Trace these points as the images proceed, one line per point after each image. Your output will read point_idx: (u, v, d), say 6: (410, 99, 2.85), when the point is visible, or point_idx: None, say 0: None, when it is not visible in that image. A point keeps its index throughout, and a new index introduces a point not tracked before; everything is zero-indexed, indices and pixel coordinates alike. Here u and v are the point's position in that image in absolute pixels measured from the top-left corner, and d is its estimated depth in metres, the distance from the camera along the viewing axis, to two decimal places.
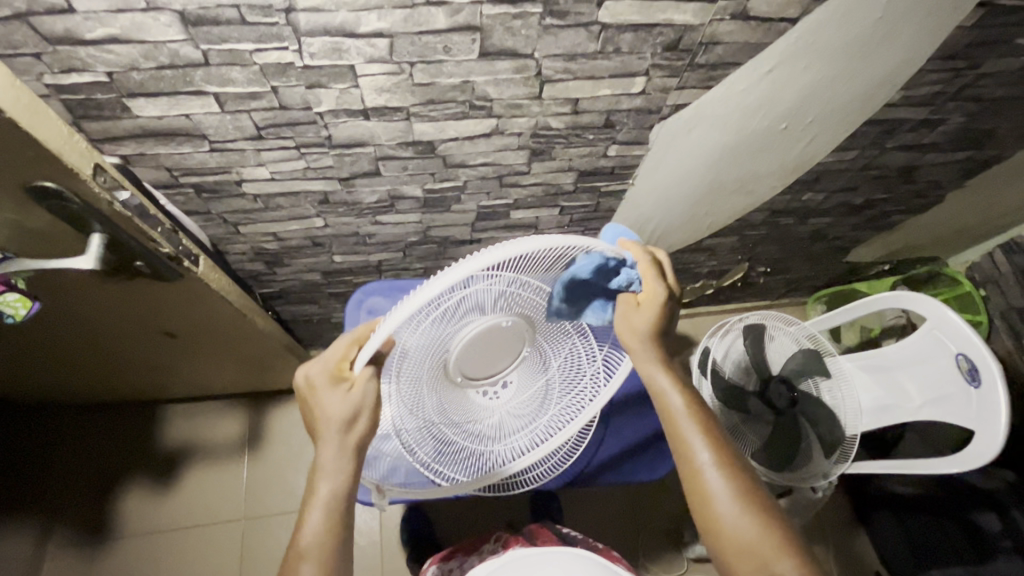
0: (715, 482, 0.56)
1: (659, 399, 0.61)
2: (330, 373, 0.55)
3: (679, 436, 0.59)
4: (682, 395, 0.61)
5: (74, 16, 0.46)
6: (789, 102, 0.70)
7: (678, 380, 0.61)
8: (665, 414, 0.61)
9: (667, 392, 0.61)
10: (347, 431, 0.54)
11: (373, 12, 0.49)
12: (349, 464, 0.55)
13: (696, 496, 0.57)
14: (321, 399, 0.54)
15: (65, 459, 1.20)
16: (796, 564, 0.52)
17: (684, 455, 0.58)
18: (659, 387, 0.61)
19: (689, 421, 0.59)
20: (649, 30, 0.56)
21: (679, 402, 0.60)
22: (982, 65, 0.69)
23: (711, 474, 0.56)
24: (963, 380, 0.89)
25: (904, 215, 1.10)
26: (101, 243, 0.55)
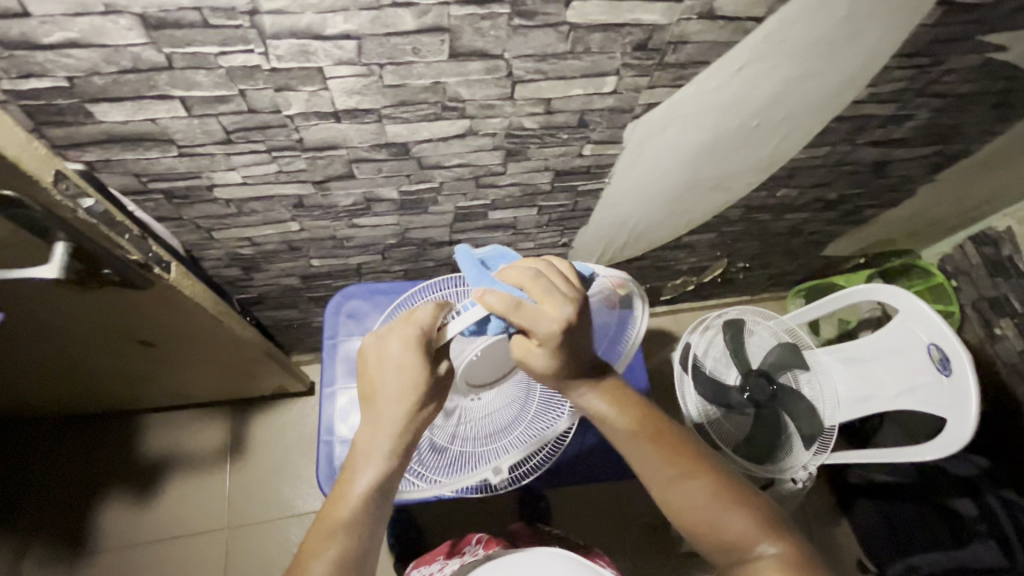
0: (685, 486, 0.57)
1: (603, 423, 0.61)
2: (414, 343, 0.57)
3: (635, 454, 0.59)
4: (622, 412, 0.61)
5: (30, 20, 0.45)
6: (760, 100, 0.71)
7: (614, 398, 0.61)
8: (614, 436, 0.61)
9: (608, 415, 0.60)
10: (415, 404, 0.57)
11: (340, 13, 0.49)
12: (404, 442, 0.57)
13: (667, 507, 0.57)
14: (396, 365, 0.57)
15: (41, 473, 1.18)
16: (773, 548, 0.52)
17: (646, 469, 0.59)
18: (598, 413, 0.61)
19: (635, 441, 0.59)
20: (618, 30, 0.56)
21: (619, 424, 0.60)
22: (945, 62, 0.70)
23: (678, 480, 0.57)
24: (936, 369, 0.91)
25: (877, 209, 1.12)
26: (67, 251, 0.54)
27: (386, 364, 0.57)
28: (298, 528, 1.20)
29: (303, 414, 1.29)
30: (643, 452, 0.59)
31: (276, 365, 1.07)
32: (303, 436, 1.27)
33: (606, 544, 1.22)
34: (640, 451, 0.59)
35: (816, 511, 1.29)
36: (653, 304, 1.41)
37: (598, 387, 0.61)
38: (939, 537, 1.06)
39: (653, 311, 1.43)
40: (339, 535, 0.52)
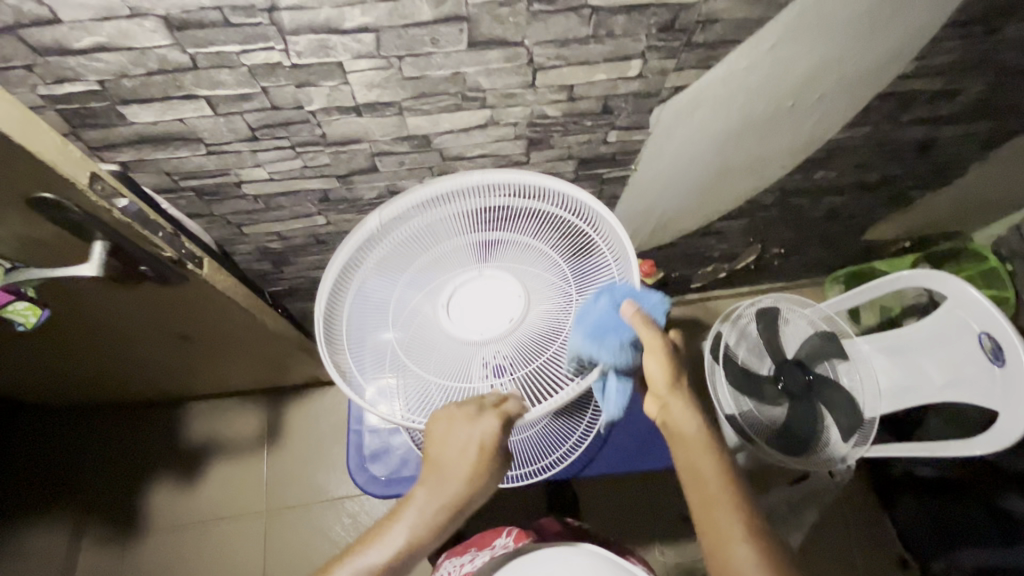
0: (744, 557, 0.51)
1: (684, 457, 0.58)
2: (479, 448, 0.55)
3: (704, 503, 0.55)
4: (707, 462, 0.57)
5: (61, 26, 0.46)
6: (795, 79, 0.67)
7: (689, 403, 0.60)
8: (687, 476, 0.58)
9: (693, 453, 0.58)
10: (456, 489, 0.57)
11: (357, 7, 0.48)
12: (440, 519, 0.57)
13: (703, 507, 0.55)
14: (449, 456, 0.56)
15: (96, 456, 1.25)
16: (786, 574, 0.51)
17: (711, 525, 0.54)
18: (687, 448, 0.58)
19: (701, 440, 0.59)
20: (642, 11, 0.54)
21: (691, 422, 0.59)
22: (1002, 30, 0.65)
23: (739, 547, 0.52)
24: (986, 360, 0.86)
25: (923, 190, 1.06)
26: (104, 250, 0.56)
27: (448, 453, 0.56)
28: (333, 512, 1.24)
29: (335, 403, 1.32)
30: (708, 508, 0.55)
31: (307, 356, 1.10)
32: (335, 424, 1.30)
33: (636, 535, 1.21)
34: (711, 502, 0.55)
35: (854, 504, 1.25)
36: (683, 292, 1.38)
37: (700, 431, 0.59)
38: (987, 534, 1.01)
39: (683, 298, 1.40)
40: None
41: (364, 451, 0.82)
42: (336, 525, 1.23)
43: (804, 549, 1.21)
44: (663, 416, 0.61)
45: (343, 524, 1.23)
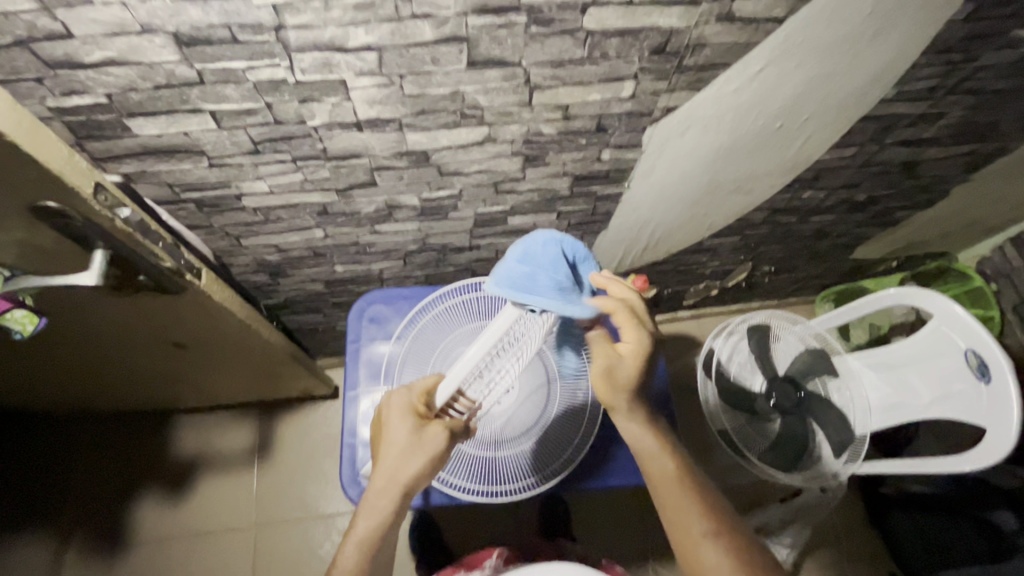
0: (708, 550, 0.56)
1: (645, 461, 0.62)
2: (410, 414, 0.60)
3: (668, 504, 0.59)
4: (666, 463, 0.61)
5: (73, 41, 0.47)
6: (781, 102, 0.70)
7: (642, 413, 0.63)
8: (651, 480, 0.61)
9: (652, 455, 0.61)
10: (399, 464, 0.58)
11: (361, 27, 0.50)
12: (394, 496, 0.57)
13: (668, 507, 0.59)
14: (389, 430, 0.60)
15: (81, 471, 1.22)
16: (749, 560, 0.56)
17: (677, 522, 0.58)
18: (644, 452, 0.62)
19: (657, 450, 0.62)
20: (635, 35, 0.56)
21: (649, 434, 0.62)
22: (978, 58, 0.68)
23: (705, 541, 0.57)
24: (973, 376, 0.88)
25: (907, 211, 1.09)
26: (105, 259, 0.57)
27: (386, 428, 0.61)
28: (323, 528, 1.22)
29: (328, 417, 1.31)
30: (673, 507, 0.59)
31: (300, 369, 1.10)
32: (328, 438, 1.30)
33: (631, 552, 1.20)
34: (674, 500, 0.59)
35: (846, 522, 1.25)
36: (676, 309, 1.40)
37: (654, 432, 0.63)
38: (976, 550, 1.01)
39: (676, 315, 1.42)
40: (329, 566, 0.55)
41: (359, 464, 0.82)
42: (325, 542, 1.21)
43: (797, 566, 1.21)
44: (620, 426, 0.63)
45: (334, 541, 1.21)
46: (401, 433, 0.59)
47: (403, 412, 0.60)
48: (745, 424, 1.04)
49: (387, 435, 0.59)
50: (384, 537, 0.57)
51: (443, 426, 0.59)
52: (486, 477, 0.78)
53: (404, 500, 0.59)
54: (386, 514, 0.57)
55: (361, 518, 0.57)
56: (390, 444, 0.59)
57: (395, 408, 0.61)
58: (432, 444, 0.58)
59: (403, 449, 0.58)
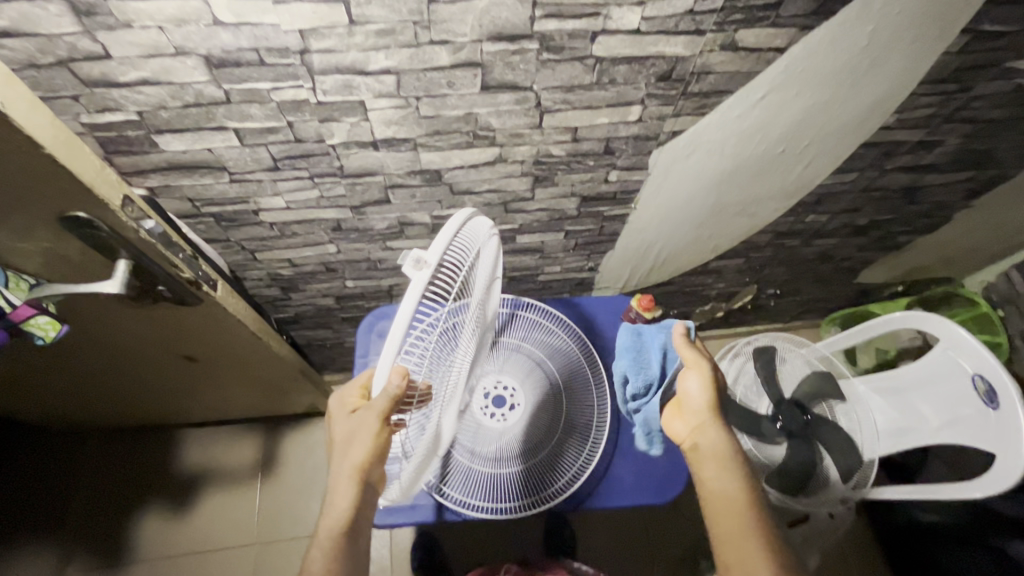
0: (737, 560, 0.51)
1: (707, 483, 0.58)
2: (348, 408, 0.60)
3: (726, 526, 0.54)
4: (731, 485, 0.57)
5: (110, 61, 0.50)
6: (784, 127, 0.72)
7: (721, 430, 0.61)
8: (712, 502, 0.57)
9: (718, 476, 0.58)
10: (340, 451, 0.56)
11: (381, 51, 0.53)
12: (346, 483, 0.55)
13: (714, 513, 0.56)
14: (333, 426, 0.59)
15: (85, 482, 1.23)
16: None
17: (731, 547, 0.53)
18: (709, 473, 0.58)
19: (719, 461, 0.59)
20: (642, 62, 0.59)
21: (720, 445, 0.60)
22: (975, 88, 0.70)
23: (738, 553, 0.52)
24: (980, 402, 0.87)
25: (911, 236, 1.10)
26: (126, 269, 0.58)
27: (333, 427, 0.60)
28: None
29: None
30: (731, 528, 0.54)
31: (307, 383, 1.10)
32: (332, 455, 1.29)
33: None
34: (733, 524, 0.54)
35: (856, 551, 1.23)
36: None
37: (730, 456, 0.59)
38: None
39: None
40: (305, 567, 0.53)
41: None
42: None
43: None
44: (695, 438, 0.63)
45: None
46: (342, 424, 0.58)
47: (343, 409, 0.60)
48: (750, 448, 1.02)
49: (330, 433, 0.59)
50: (347, 528, 0.54)
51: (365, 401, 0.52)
52: (486, 493, 0.78)
53: (363, 487, 0.56)
54: (344, 506, 0.54)
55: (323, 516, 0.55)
56: (334, 440, 0.58)
57: (335, 409, 0.61)
58: (362, 425, 0.54)
59: (342, 438, 0.56)
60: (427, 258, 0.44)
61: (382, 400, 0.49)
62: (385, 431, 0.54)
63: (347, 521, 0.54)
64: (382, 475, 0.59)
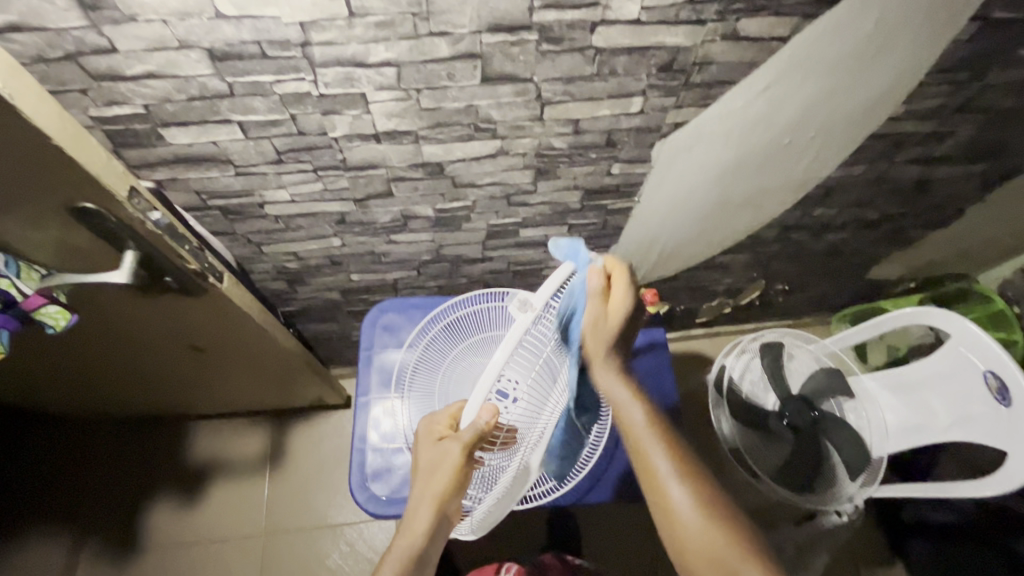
0: (678, 494, 0.58)
1: (617, 412, 0.63)
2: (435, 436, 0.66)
3: (642, 450, 0.60)
4: (640, 410, 0.62)
5: (116, 55, 0.51)
6: (790, 118, 0.71)
7: (637, 394, 0.64)
8: (625, 428, 0.62)
9: (625, 405, 0.63)
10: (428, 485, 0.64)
11: (381, 43, 0.53)
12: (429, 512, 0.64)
13: (642, 467, 0.60)
14: (421, 449, 0.67)
15: (98, 471, 1.25)
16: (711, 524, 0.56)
17: (648, 464, 0.60)
18: (617, 400, 0.63)
19: (648, 434, 0.61)
20: (643, 52, 0.58)
21: (639, 418, 0.62)
22: (987, 77, 0.69)
23: (673, 489, 0.58)
24: (993, 398, 0.85)
25: (923, 230, 1.08)
26: (134, 260, 0.60)
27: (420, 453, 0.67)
28: (331, 538, 1.23)
29: (340, 426, 1.33)
30: (653, 446, 0.60)
31: (314, 376, 1.11)
32: (339, 448, 1.31)
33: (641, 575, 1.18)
34: (645, 445, 0.60)
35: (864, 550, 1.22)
36: (688, 326, 1.39)
37: (626, 376, 0.64)
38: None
39: (688, 332, 1.41)
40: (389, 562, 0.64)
41: (368, 469, 0.85)
42: (333, 551, 1.22)
43: None
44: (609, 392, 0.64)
45: (342, 550, 1.22)
46: (431, 449, 0.66)
47: (430, 436, 0.67)
48: (757, 444, 1.03)
49: (418, 458, 0.67)
50: (418, 554, 0.64)
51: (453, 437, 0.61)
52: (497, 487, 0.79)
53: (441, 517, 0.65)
54: (416, 534, 0.64)
55: (403, 532, 0.65)
56: (419, 466, 0.66)
57: (424, 438, 0.67)
58: (449, 459, 0.63)
59: (427, 467, 0.65)
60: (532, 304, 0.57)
61: (469, 433, 0.59)
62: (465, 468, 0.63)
63: (417, 549, 0.64)
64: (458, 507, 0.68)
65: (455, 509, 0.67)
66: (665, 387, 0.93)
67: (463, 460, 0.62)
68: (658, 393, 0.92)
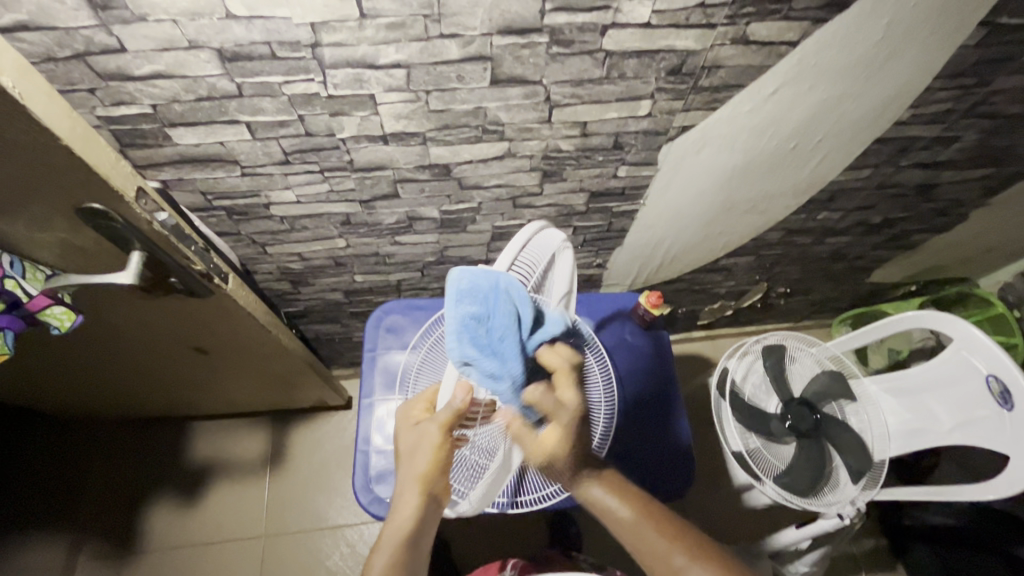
0: (695, 575, 0.56)
1: (609, 517, 0.62)
2: (412, 419, 0.65)
3: (646, 545, 0.59)
4: (625, 505, 0.62)
5: (126, 55, 0.51)
6: (796, 122, 0.71)
7: (621, 492, 0.63)
8: (624, 532, 0.61)
9: (609, 508, 0.62)
10: (409, 469, 0.62)
11: (392, 45, 0.53)
12: (416, 496, 0.61)
13: (652, 563, 0.59)
14: (399, 434, 0.65)
15: (97, 471, 1.25)
16: None
17: (656, 558, 0.58)
18: (604, 506, 0.62)
19: (645, 526, 0.60)
20: (653, 56, 0.58)
21: (627, 512, 0.61)
22: (993, 82, 0.69)
23: (689, 571, 0.57)
24: (995, 403, 0.86)
25: (925, 234, 1.08)
26: (140, 260, 0.58)
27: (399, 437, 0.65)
28: (331, 540, 1.23)
29: (341, 427, 1.33)
30: (655, 536, 0.59)
31: (316, 377, 1.11)
32: (340, 449, 1.31)
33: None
34: (645, 539, 0.59)
35: (864, 553, 1.22)
36: (690, 328, 1.39)
37: (605, 481, 0.63)
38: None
39: (689, 334, 1.41)
40: (377, 556, 0.58)
41: (371, 471, 0.85)
42: (333, 553, 1.21)
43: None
44: (597, 499, 0.62)
45: (341, 552, 1.21)
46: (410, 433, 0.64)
47: (406, 420, 0.65)
48: (761, 447, 1.01)
49: (397, 443, 0.65)
50: (411, 535, 0.59)
51: (430, 417, 0.60)
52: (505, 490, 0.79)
53: (429, 499, 0.62)
54: (408, 514, 0.60)
55: (390, 522, 0.60)
56: (400, 451, 0.64)
57: (400, 422, 0.66)
58: (428, 438, 0.61)
59: (407, 450, 0.63)
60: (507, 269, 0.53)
61: (447, 412, 0.59)
62: (445, 445, 0.62)
63: (411, 530, 0.59)
64: (447, 488, 0.64)
65: (444, 489, 0.63)
66: (667, 389, 0.93)
67: (444, 438, 0.61)
68: (661, 394, 0.92)
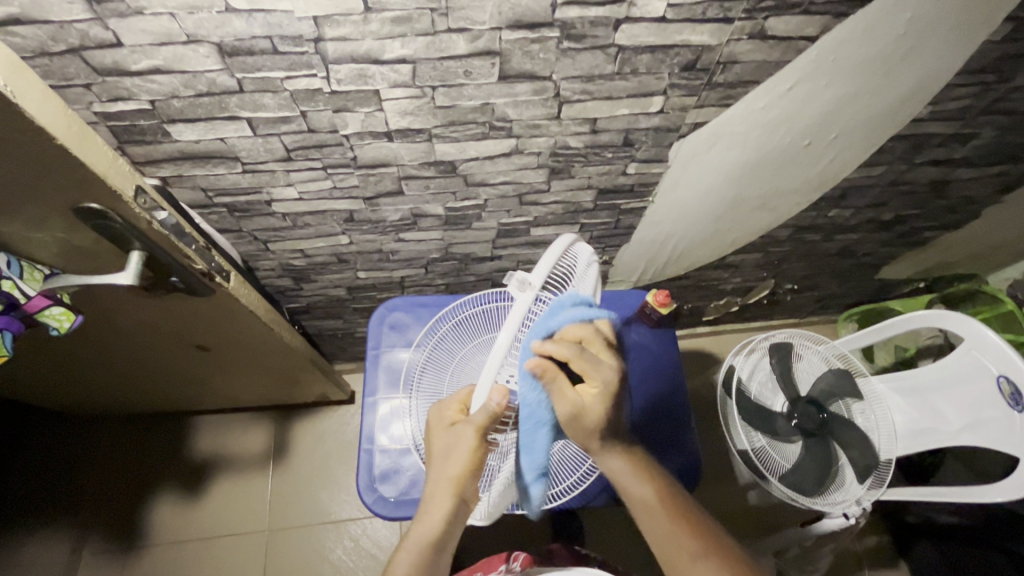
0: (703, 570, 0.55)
1: (625, 490, 0.59)
2: (445, 422, 0.63)
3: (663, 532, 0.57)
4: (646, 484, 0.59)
5: (122, 50, 0.49)
6: (812, 118, 0.69)
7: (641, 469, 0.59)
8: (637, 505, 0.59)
9: (631, 484, 0.58)
10: (441, 472, 0.60)
11: (397, 39, 0.51)
12: (445, 502, 0.60)
13: (666, 553, 0.57)
14: (433, 433, 0.63)
15: (100, 466, 1.24)
16: None
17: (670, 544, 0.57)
18: (623, 479, 0.58)
19: (661, 513, 0.57)
20: (666, 51, 0.56)
21: (646, 493, 0.58)
22: (1014, 78, 0.67)
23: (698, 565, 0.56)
24: (1006, 404, 0.84)
25: (937, 231, 1.06)
26: (140, 260, 0.57)
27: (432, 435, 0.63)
28: (335, 534, 1.23)
29: (344, 422, 1.32)
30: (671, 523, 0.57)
31: (319, 373, 1.10)
32: (343, 444, 1.30)
33: (645, 574, 1.18)
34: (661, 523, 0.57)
35: (867, 550, 1.22)
36: (695, 325, 1.38)
37: (627, 455, 0.59)
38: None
39: (694, 330, 1.40)
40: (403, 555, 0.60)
41: (376, 470, 0.84)
42: (336, 547, 1.21)
43: None
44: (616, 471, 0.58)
45: (345, 547, 1.21)
46: (443, 434, 0.62)
47: (441, 421, 0.63)
48: (766, 446, 1.01)
49: (430, 442, 0.63)
50: (437, 540, 0.59)
51: (465, 421, 0.58)
52: None
53: (458, 504, 0.60)
54: (437, 518, 0.59)
55: (420, 522, 0.61)
56: (432, 451, 0.62)
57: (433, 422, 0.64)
58: (464, 442, 0.59)
59: (440, 450, 0.61)
60: (531, 280, 0.52)
61: (483, 416, 0.56)
62: (479, 451, 0.59)
63: (438, 535, 0.60)
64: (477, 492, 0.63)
65: (474, 495, 0.62)
66: (674, 389, 0.92)
67: (478, 444, 0.58)
68: (668, 393, 0.91)
